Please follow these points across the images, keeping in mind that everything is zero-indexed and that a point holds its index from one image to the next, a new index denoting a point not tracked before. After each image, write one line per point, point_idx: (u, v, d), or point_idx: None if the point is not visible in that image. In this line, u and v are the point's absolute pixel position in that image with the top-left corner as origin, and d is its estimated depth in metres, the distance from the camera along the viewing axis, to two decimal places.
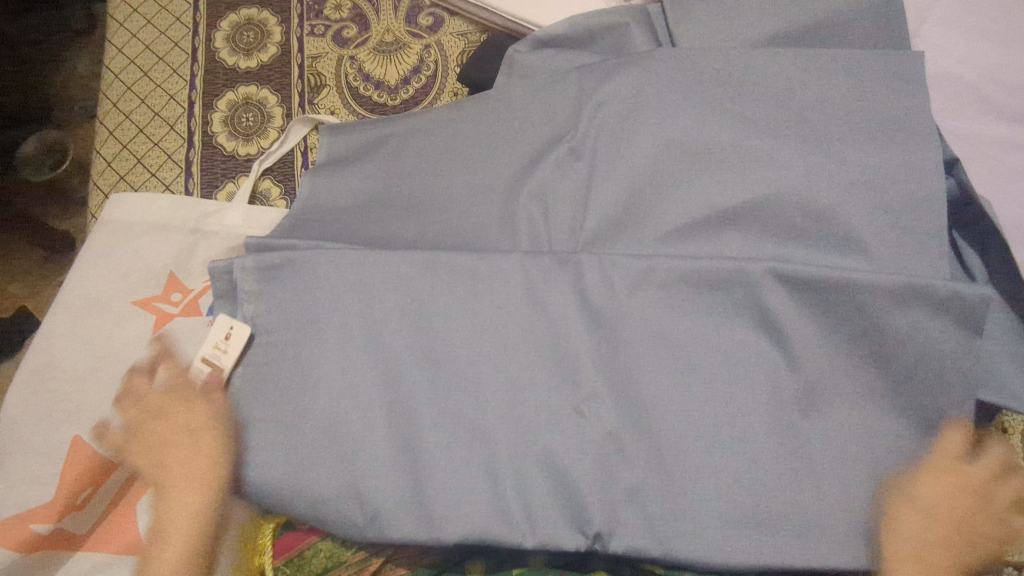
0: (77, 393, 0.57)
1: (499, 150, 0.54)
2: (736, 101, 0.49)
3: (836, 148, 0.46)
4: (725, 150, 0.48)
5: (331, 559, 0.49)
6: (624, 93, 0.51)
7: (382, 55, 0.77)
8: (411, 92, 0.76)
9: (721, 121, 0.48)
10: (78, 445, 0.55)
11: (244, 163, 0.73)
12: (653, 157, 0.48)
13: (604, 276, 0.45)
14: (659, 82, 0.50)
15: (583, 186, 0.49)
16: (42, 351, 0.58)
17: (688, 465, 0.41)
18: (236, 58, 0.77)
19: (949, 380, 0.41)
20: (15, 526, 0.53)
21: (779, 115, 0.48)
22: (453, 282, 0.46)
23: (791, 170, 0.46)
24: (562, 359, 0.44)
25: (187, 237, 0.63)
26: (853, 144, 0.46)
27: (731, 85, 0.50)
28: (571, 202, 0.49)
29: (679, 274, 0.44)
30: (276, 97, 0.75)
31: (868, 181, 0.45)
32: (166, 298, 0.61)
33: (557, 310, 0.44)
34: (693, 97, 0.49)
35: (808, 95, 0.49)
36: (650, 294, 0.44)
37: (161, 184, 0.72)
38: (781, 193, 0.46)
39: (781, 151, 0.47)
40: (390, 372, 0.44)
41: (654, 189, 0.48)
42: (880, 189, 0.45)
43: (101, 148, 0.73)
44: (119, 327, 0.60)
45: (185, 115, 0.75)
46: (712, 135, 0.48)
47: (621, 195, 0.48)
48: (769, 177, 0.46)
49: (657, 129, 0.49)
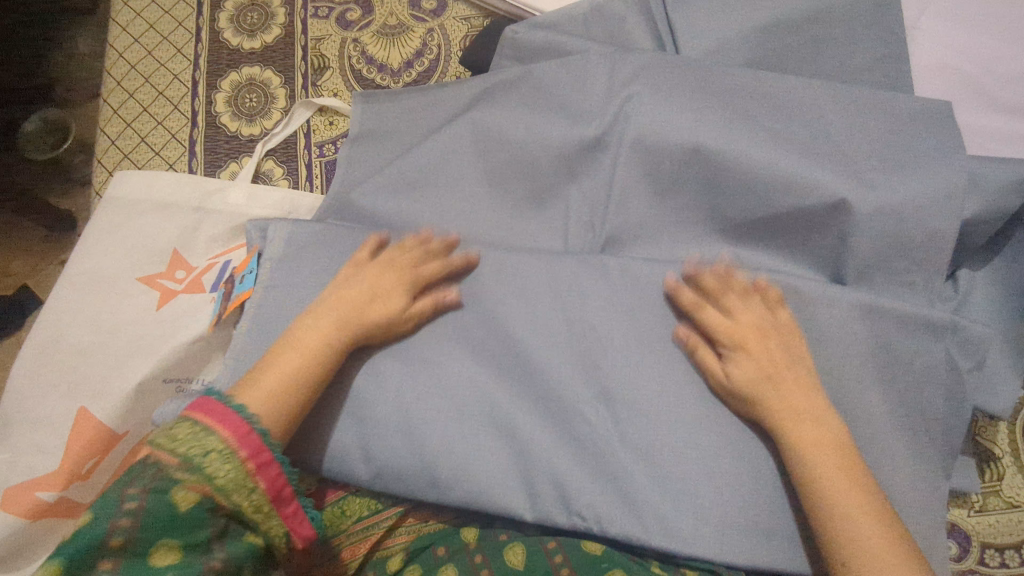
0: (83, 364, 0.58)
1: (506, 128, 0.54)
2: (735, 96, 0.51)
3: (836, 144, 0.48)
4: (724, 147, 0.48)
5: (330, 529, 0.49)
6: (626, 83, 0.52)
7: (385, 38, 0.77)
8: (413, 74, 0.76)
9: (720, 117, 0.49)
10: (83, 415, 0.56)
11: (248, 143, 0.73)
12: (654, 156, 0.50)
13: (609, 284, 0.48)
14: (659, 79, 0.52)
15: (597, 181, 0.52)
16: (50, 323, 0.60)
17: (675, 460, 0.44)
18: (241, 39, 0.77)
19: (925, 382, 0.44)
20: (23, 494, 0.54)
21: (783, 106, 0.50)
22: (470, 284, 0.49)
23: (789, 167, 0.47)
24: (563, 352, 0.46)
25: (191, 215, 0.64)
26: (851, 146, 0.48)
27: (729, 78, 0.51)
28: (588, 194, 0.52)
29: (665, 280, 0.47)
30: (280, 78, 0.76)
31: (869, 184, 0.46)
32: (170, 275, 0.63)
33: (557, 304, 0.47)
34: (690, 93, 0.51)
35: (808, 88, 0.50)
36: (637, 296, 0.47)
37: (165, 162, 0.73)
38: (773, 195, 0.48)
39: (783, 149, 0.48)
40: (408, 352, 0.48)
41: (656, 187, 0.51)
42: (885, 195, 0.46)
43: (106, 127, 0.75)
44: (126, 303, 0.61)
45: (189, 94, 0.75)
46: (711, 133, 0.49)
47: (619, 194, 0.51)
48: (766, 176, 0.48)
49: (655, 122, 0.50)
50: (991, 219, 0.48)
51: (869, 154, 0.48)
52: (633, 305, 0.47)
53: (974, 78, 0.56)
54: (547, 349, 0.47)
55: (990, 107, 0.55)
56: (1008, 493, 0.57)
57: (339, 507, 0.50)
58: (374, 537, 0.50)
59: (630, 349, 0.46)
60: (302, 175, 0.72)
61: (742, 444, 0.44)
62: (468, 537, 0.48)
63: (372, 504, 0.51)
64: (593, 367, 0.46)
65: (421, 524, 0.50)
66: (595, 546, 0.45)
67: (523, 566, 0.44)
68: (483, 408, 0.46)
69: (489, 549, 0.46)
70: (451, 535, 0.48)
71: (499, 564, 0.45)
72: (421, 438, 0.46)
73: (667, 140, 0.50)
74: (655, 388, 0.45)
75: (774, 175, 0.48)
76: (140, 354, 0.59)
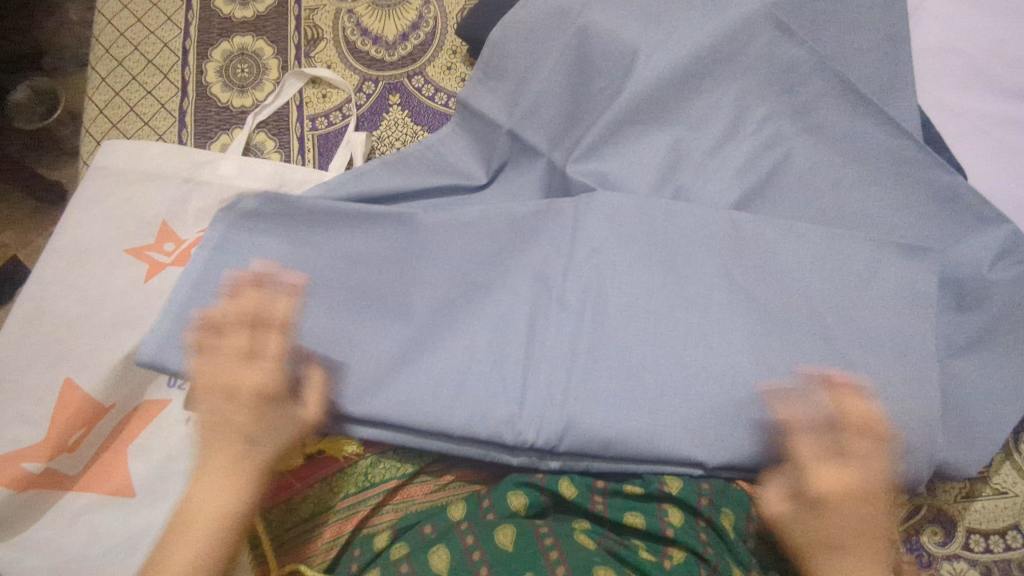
0: (69, 336, 0.58)
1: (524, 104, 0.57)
2: (732, 83, 0.55)
3: (812, 127, 0.55)
4: (707, 131, 0.55)
5: (320, 504, 0.51)
6: (631, 66, 0.55)
7: (381, 9, 0.76)
8: (409, 48, 0.74)
9: (710, 100, 0.55)
10: (70, 386, 0.57)
11: (239, 114, 0.72)
12: (661, 135, 0.55)
13: (602, 268, 0.51)
14: (667, 59, 0.54)
15: (609, 154, 0.55)
16: (36, 296, 0.58)
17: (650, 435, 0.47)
18: (232, 7, 0.75)
19: (887, 352, 0.49)
20: (7, 465, 0.54)
21: (772, 94, 0.55)
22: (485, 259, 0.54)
23: (756, 149, 0.55)
24: (566, 322, 0.50)
25: (181, 188, 0.63)
26: (826, 131, 0.55)
27: (728, 65, 0.55)
28: (593, 172, 0.55)
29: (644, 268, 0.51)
30: (273, 49, 0.74)
31: (833, 165, 0.54)
32: (159, 247, 0.62)
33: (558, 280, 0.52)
34: (697, 82, 0.55)
35: (804, 76, 0.55)
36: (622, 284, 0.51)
37: (154, 133, 0.72)
38: (763, 164, 0.54)
39: (757, 136, 0.55)
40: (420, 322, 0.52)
41: (663, 164, 0.55)
42: (842, 177, 0.54)
43: (94, 94, 0.74)
44: (112, 275, 0.60)
45: (179, 63, 0.74)
46: (699, 123, 0.55)
47: (627, 162, 0.55)
48: (748, 147, 0.55)
49: (661, 99, 0.55)
50: (972, 204, 0.53)
51: (838, 148, 0.54)
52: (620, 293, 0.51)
53: (980, 61, 0.58)
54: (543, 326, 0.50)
55: (992, 93, 0.57)
56: (995, 480, 0.59)
57: (327, 484, 0.52)
58: (360, 515, 0.50)
59: (616, 321, 0.50)
60: (294, 149, 0.71)
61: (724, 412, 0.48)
62: (456, 518, 0.47)
63: (362, 481, 0.52)
64: (591, 338, 0.50)
65: (408, 503, 0.51)
66: (589, 540, 0.45)
67: (512, 547, 0.44)
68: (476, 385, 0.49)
69: (479, 528, 0.46)
70: (438, 514, 0.48)
71: (486, 542, 0.44)
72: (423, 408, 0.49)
73: (668, 124, 0.55)
74: (623, 363, 0.49)
75: (755, 152, 0.55)
76: (128, 326, 0.58)
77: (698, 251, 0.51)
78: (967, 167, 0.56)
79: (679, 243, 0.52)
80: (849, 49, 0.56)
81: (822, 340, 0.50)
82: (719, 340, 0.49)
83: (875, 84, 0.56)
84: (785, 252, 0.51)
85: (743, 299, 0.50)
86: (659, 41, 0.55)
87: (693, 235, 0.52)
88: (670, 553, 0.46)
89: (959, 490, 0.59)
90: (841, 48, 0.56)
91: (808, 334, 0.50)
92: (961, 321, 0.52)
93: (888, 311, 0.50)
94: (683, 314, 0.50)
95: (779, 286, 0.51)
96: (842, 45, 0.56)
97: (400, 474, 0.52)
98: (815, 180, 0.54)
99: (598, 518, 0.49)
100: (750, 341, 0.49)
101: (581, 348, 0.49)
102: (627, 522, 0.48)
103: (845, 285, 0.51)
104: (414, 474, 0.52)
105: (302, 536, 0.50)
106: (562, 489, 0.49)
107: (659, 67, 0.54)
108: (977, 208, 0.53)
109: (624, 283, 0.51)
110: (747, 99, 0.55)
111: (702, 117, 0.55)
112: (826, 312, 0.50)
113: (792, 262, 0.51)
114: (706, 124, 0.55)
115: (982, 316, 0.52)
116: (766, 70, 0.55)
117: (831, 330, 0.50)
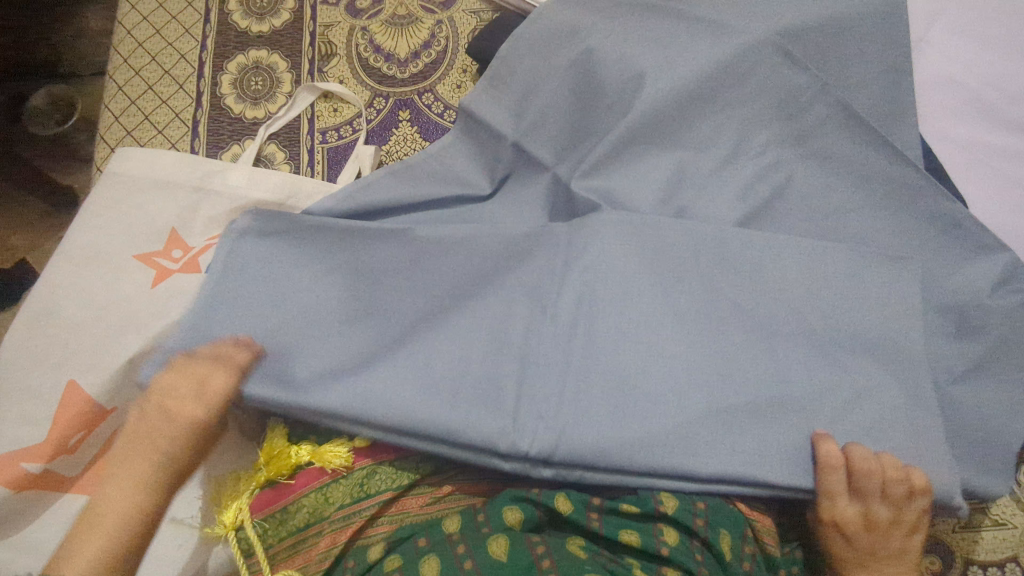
0: (74, 338, 0.58)
1: (533, 123, 0.58)
2: (735, 108, 0.56)
3: (814, 154, 0.56)
4: (711, 155, 0.56)
5: (315, 514, 0.50)
6: (637, 88, 0.56)
7: (394, 27, 0.77)
8: (420, 66, 0.76)
9: (716, 124, 0.56)
10: (73, 388, 0.57)
11: (251, 126, 0.73)
12: (666, 156, 0.56)
13: (606, 287, 0.51)
14: (674, 82, 0.55)
15: (614, 173, 0.56)
16: (44, 297, 0.59)
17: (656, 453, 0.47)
18: (249, 22, 0.77)
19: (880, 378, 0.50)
20: (7, 465, 0.55)
21: (775, 121, 0.56)
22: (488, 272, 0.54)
23: (759, 175, 0.56)
24: (567, 338, 0.50)
25: (190, 195, 0.64)
26: (828, 159, 0.55)
27: (733, 91, 0.56)
28: (599, 189, 0.56)
29: (646, 288, 0.51)
30: (287, 63, 0.76)
31: (832, 194, 0.55)
32: (167, 254, 0.62)
33: (561, 295, 0.52)
34: (702, 106, 0.56)
35: (808, 103, 0.55)
36: (624, 301, 0.51)
37: (167, 141, 0.73)
38: (766, 189, 0.55)
39: (759, 161, 0.56)
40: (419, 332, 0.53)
41: (668, 185, 0.56)
42: (840, 205, 0.55)
43: (110, 102, 0.75)
44: (120, 280, 0.61)
45: (194, 74, 0.75)
46: (703, 146, 0.56)
47: (632, 181, 0.56)
48: (749, 172, 0.56)
49: (666, 122, 0.56)
50: (971, 234, 0.53)
51: (840, 175, 0.55)
52: (622, 312, 0.51)
53: (980, 94, 0.59)
54: (545, 342, 0.51)
55: (990, 125, 0.58)
56: (993, 511, 0.59)
57: (322, 494, 0.50)
58: (354, 527, 0.49)
59: (618, 339, 0.50)
60: (304, 161, 0.72)
61: (721, 433, 0.48)
62: (450, 530, 0.47)
63: (356, 491, 0.51)
64: (592, 355, 0.50)
65: (404, 515, 0.51)
66: (581, 552, 0.46)
67: (504, 556, 0.44)
68: (475, 402, 0.49)
69: (472, 541, 0.45)
70: (433, 528, 0.48)
71: (483, 556, 0.44)
72: (423, 422, 0.48)
73: (673, 146, 0.56)
74: (622, 380, 0.49)
75: (757, 177, 0.56)
76: (133, 330, 0.59)
77: (699, 271, 0.52)
78: (968, 197, 0.56)
79: (681, 263, 0.52)
80: (852, 78, 0.57)
81: (815, 364, 0.50)
82: (717, 361, 0.50)
83: (876, 113, 0.57)
84: (786, 276, 0.52)
85: (741, 321, 0.51)
86: (664, 64, 0.56)
87: (693, 255, 0.52)
88: (665, 573, 0.46)
89: (957, 520, 0.59)
90: (845, 78, 0.57)
91: (804, 357, 0.50)
92: (960, 348, 0.52)
93: (886, 336, 0.51)
94: (684, 334, 0.50)
95: (777, 312, 0.51)
96: (845, 74, 0.57)
97: (394, 486, 0.51)
98: (814, 205, 0.55)
99: (595, 536, 0.48)
100: (747, 362, 0.50)
101: (581, 363, 0.50)
102: (623, 541, 0.47)
103: (843, 309, 0.51)
104: (410, 486, 0.52)
105: (296, 544, 0.49)
106: (558, 504, 0.49)
107: (664, 90, 0.55)
108: (975, 237, 0.53)
109: (628, 302, 0.51)
110: (749, 124, 0.56)
111: (707, 140, 0.56)
112: (824, 335, 0.51)
113: (792, 286, 0.52)
114: (711, 147, 0.56)
115: (980, 342, 0.52)
116: (769, 95, 0.56)
117: (826, 356, 0.51)
